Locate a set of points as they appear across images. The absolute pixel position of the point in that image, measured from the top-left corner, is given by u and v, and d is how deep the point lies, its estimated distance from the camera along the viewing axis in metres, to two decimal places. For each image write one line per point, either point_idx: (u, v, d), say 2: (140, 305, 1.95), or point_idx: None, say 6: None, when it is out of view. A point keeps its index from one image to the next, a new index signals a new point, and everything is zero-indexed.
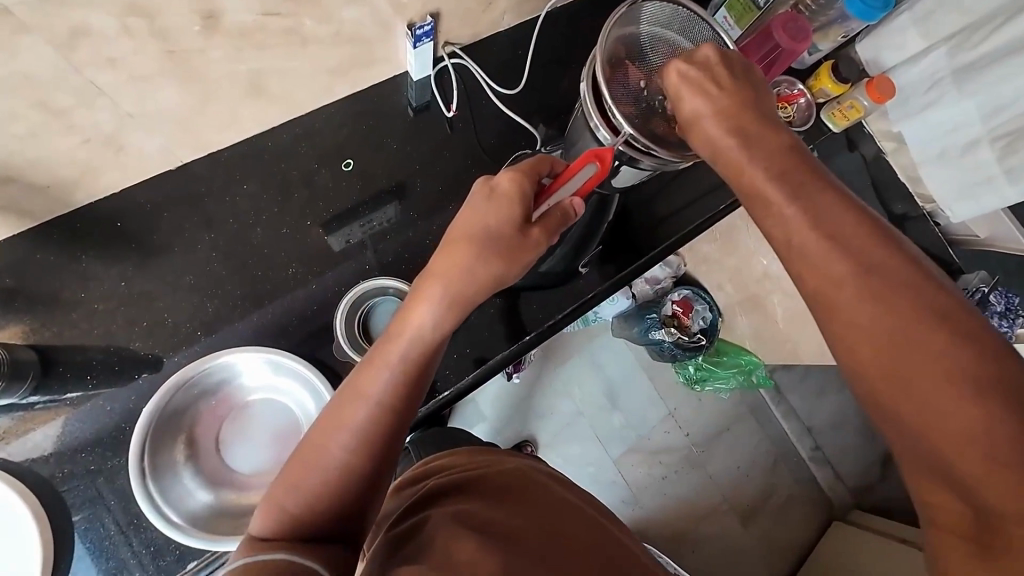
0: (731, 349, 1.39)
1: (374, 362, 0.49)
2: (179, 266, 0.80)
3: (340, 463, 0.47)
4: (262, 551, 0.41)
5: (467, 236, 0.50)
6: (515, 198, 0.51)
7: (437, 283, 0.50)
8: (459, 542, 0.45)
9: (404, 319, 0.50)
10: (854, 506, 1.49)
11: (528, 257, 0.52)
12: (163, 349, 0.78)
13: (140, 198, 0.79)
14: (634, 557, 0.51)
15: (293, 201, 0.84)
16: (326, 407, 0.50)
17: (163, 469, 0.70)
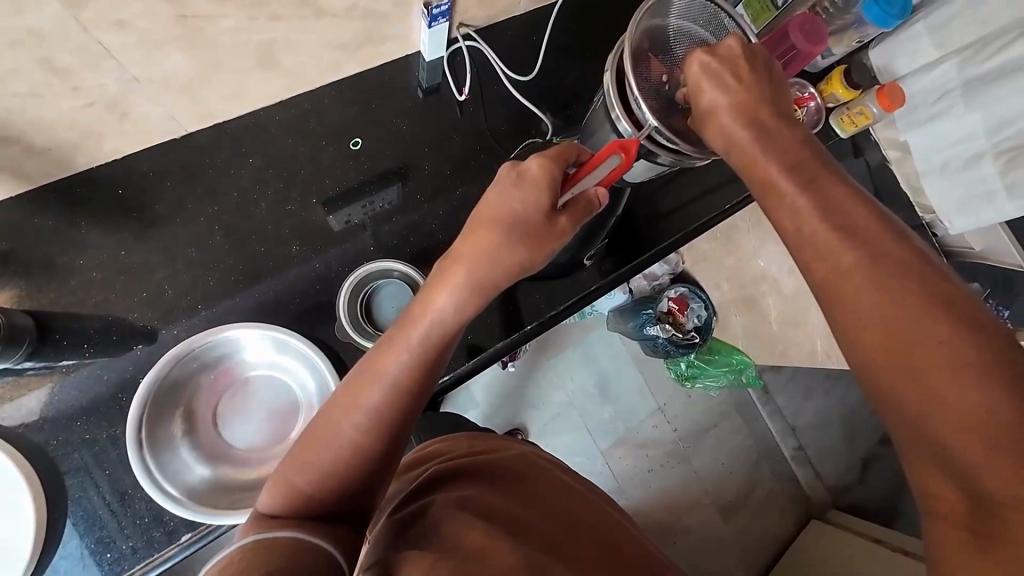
0: (724, 349, 1.39)
1: (391, 346, 0.49)
2: (179, 238, 0.78)
3: (353, 444, 0.47)
4: (273, 527, 0.42)
5: (490, 223, 0.50)
6: (542, 183, 0.50)
7: (459, 270, 0.49)
8: (467, 529, 0.46)
9: (424, 304, 0.49)
10: (832, 506, 1.53)
11: (551, 245, 0.52)
12: (161, 321, 0.77)
13: (141, 166, 0.77)
14: (634, 546, 0.53)
15: (298, 178, 0.82)
16: (340, 387, 0.50)
17: (162, 443, 0.70)
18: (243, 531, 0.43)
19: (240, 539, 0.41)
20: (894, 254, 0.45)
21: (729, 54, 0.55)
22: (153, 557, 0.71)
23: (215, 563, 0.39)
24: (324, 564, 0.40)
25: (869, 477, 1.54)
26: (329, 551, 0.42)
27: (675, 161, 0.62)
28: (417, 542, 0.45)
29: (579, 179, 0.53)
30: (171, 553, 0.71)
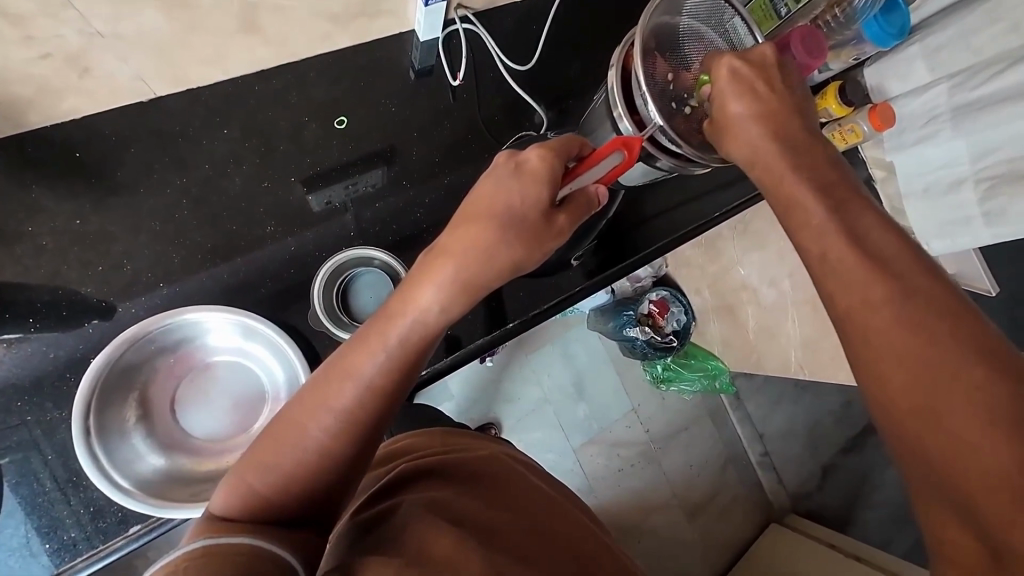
0: (701, 353, 1.43)
1: (368, 342, 0.46)
2: (143, 209, 0.73)
3: (320, 445, 0.44)
4: (224, 532, 0.39)
5: (480, 219, 0.47)
6: (542, 176, 0.48)
7: (446, 266, 0.47)
8: (435, 535, 0.44)
9: (406, 300, 0.47)
10: (791, 510, 1.57)
11: (545, 244, 0.50)
12: (119, 297, 0.72)
13: (104, 128, 0.71)
14: (607, 555, 0.51)
15: (277, 154, 0.78)
16: (309, 382, 0.46)
17: (113, 429, 0.66)
18: (191, 533, 0.40)
19: (187, 543, 0.39)
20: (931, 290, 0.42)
21: (760, 64, 0.54)
22: (99, 549, 0.67)
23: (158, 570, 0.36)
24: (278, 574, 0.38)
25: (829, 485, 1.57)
26: (286, 558, 0.39)
27: (675, 167, 0.61)
28: (381, 546, 0.43)
29: (576, 175, 0.51)
30: (118, 545, 0.67)
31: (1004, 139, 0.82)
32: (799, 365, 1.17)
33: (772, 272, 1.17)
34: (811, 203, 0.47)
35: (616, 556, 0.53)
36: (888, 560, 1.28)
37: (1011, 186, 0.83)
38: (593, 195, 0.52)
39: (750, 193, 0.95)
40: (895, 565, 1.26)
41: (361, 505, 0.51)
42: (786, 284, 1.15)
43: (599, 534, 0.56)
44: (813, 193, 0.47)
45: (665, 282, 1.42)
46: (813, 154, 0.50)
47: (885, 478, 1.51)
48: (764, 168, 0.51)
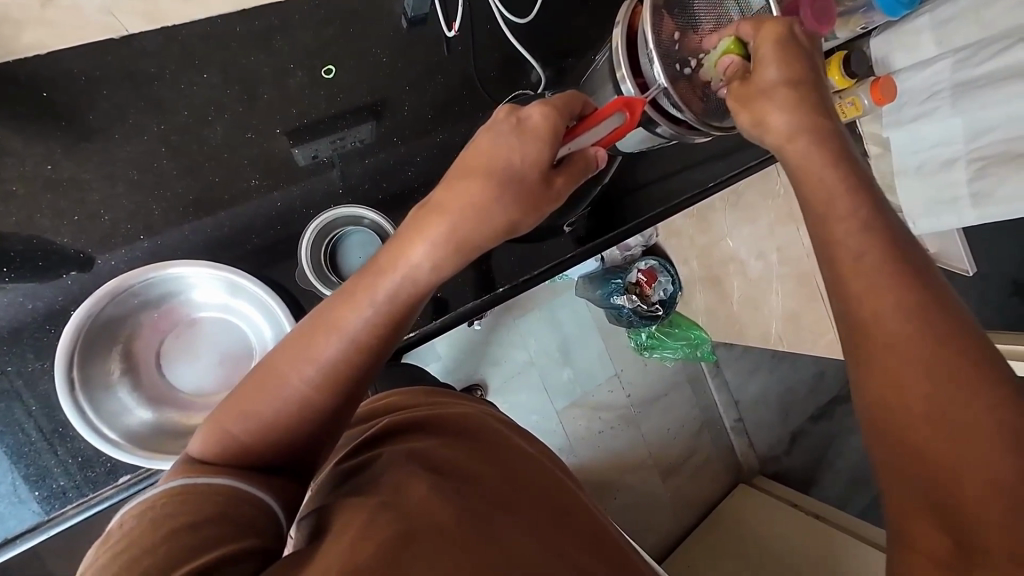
0: (685, 323, 1.46)
1: (356, 298, 0.45)
2: (119, 156, 0.70)
3: (302, 397, 0.44)
4: (203, 473, 0.40)
5: (474, 175, 0.46)
6: (545, 134, 0.47)
7: (438, 221, 0.46)
8: (411, 482, 0.44)
9: (397, 255, 0.46)
10: (759, 472, 1.65)
11: (542, 206, 0.49)
12: (97, 248, 0.70)
13: (72, 66, 0.67)
14: (586, 508, 0.52)
15: (261, 103, 0.74)
16: (292, 335, 0.46)
17: (96, 381, 0.65)
18: (169, 474, 0.41)
19: (164, 482, 0.39)
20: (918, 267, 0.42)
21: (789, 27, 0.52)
22: (89, 497, 0.68)
23: (134, 505, 0.38)
24: (255, 517, 0.39)
25: (796, 450, 1.64)
26: (265, 502, 0.41)
27: (675, 134, 0.60)
28: (356, 491, 0.44)
29: (578, 134, 0.50)
30: (108, 494, 0.68)
31: (1001, 119, 0.82)
32: (779, 338, 1.22)
33: (759, 245, 1.19)
34: (819, 173, 0.45)
35: (592, 510, 0.53)
36: (847, 519, 1.37)
37: (1003, 167, 0.83)
38: (594, 156, 0.51)
39: (745, 164, 0.94)
40: (856, 525, 1.34)
41: (340, 458, 0.51)
42: (774, 257, 1.18)
43: (579, 491, 0.57)
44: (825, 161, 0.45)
45: (656, 251, 1.42)
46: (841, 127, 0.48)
47: (848, 444, 1.60)
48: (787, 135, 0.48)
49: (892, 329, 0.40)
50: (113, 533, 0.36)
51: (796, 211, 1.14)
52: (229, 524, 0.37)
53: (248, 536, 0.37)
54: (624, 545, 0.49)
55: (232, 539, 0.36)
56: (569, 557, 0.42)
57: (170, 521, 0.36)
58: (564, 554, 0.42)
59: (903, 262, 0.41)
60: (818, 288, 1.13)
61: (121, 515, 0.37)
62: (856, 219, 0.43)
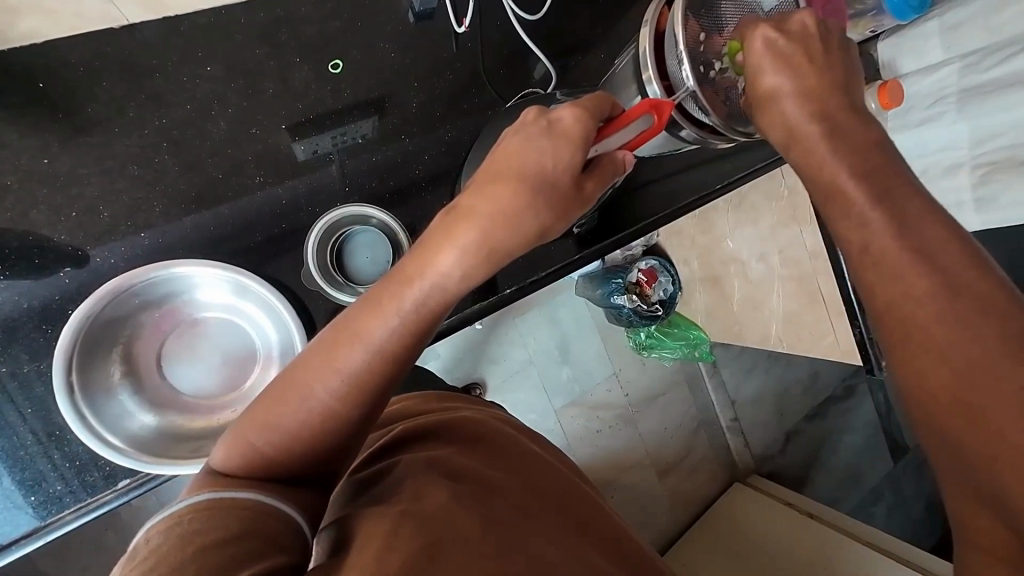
0: (683, 323, 1.46)
1: (381, 306, 0.44)
2: (117, 150, 0.67)
3: (326, 408, 0.43)
4: (228, 486, 0.39)
5: (503, 178, 0.45)
6: (576, 137, 0.46)
7: (468, 228, 0.44)
8: (431, 489, 0.43)
9: (423, 262, 0.44)
10: (754, 471, 1.66)
11: (571, 211, 0.48)
12: (93, 245, 0.67)
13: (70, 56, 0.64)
14: (605, 514, 0.52)
15: (265, 97, 0.72)
16: (316, 343, 0.45)
17: (96, 385, 0.63)
18: (191, 487, 0.40)
19: (188, 496, 0.38)
20: (982, 272, 0.40)
21: (812, 26, 0.51)
22: (87, 501, 0.66)
23: (158, 520, 0.36)
24: (282, 531, 0.38)
25: (789, 449, 1.66)
26: (290, 515, 0.40)
27: (698, 138, 0.60)
28: (377, 501, 0.43)
29: (606, 136, 0.49)
30: (107, 498, 0.66)
31: (1007, 126, 0.82)
32: (779, 338, 1.22)
33: (761, 246, 1.20)
34: (851, 187, 0.45)
35: (609, 513, 0.53)
36: (840, 518, 1.38)
37: (1005, 174, 0.83)
38: (622, 158, 0.50)
39: (753, 166, 0.94)
40: (850, 525, 1.35)
41: (357, 467, 0.50)
42: (775, 259, 1.19)
43: (594, 494, 0.56)
44: (856, 174, 0.45)
45: (657, 251, 1.42)
46: (865, 134, 0.48)
47: (842, 444, 1.61)
48: (806, 142, 0.49)
49: (950, 350, 0.39)
50: (139, 551, 0.35)
51: (799, 212, 1.15)
52: (257, 540, 0.36)
53: (277, 552, 0.36)
54: (644, 552, 0.49)
55: (262, 556, 0.35)
56: (593, 563, 0.42)
57: (197, 537, 0.35)
58: (590, 559, 0.42)
59: (939, 278, 0.40)
60: (818, 290, 1.13)
61: (144, 532, 0.36)
62: (880, 230, 0.43)
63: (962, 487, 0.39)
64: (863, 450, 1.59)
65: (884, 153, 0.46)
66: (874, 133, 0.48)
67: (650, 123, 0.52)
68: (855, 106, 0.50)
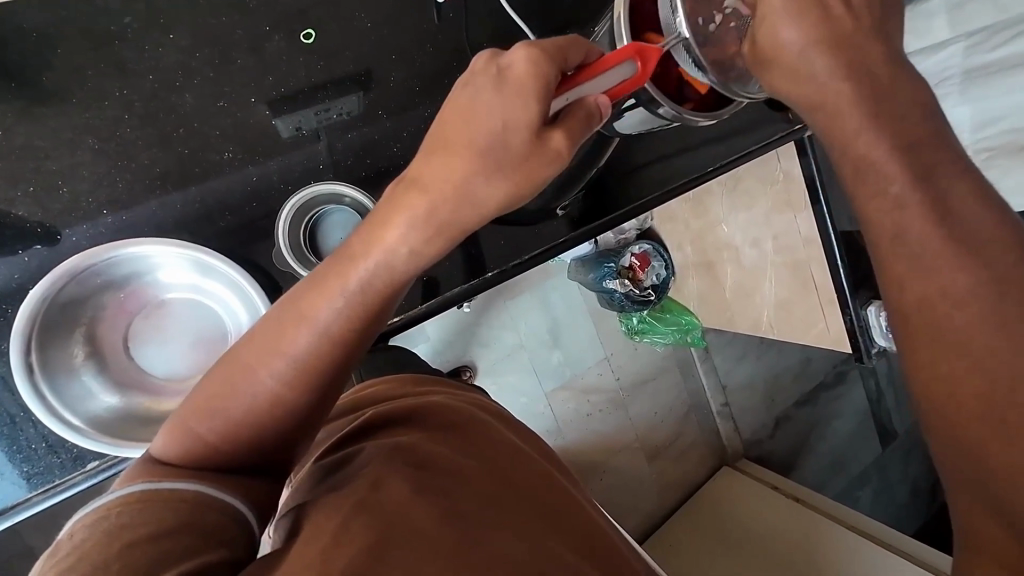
0: (676, 308, 1.43)
1: (325, 287, 0.43)
2: (77, 121, 0.64)
3: (271, 394, 0.42)
4: (165, 477, 0.38)
5: (450, 147, 0.43)
6: (531, 82, 0.42)
7: (420, 200, 0.43)
8: (392, 479, 0.42)
9: (370, 238, 0.43)
10: (742, 455, 1.65)
11: (538, 169, 0.44)
12: (56, 221, 0.65)
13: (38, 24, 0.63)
14: (578, 506, 0.50)
15: (235, 68, 0.68)
16: (259, 325, 0.44)
17: (59, 366, 0.62)
18: (126, 477, 0.39)
19: (120, 487, 0.37)
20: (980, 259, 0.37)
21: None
22: (55, 483, 0.65)
23: (88, 515, 0.35)
24: (224, 523, 0.37)
25: (778, 434, 1.66)
26: (235, 507, 0.39)
27: (676, 116, 0.57)
28: (335, 491, 0.42)
29: (576, 83, 0.46)
30: (76, 480, 0.65)
31: (1007, 110, 0.79)
32: (769, 325, 1.24)
33: (756, 232, 1.20)
34: None
35: (579, 501, 0.52)
36: (820, 500, 1.40)
37: (1006, 159, 0.80)
38: (595, 103, 0.46)
39: (747, 148, 0.92)
40: (835, 508, 1.37)
41: (324, 452, 0.50)
42: (769, 245, 1.20)
43: (569, 485, 0.55)
44: None
45: (650, 236, 1.40)
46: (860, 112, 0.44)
47: (831, 429, 1.66)
48: None
49: None
50: (62, 546, 0.34)
51: (794, 200, 1.15)
52: (197, 534, 0.35)
53: (217, 547, 0.35)
54: (610, 539, 0.49)
55: (199, 551, 0.34)
56: (556, 556, 0.41)
57: (127, 532, 0.34)
58: (554, 551, 0.42)
59: None
60: (811, 278, 1.16)
61: (74, 525, 0.35)
62: None
63: None
64: (851, 432, 1.66)
65: (877, 136, 0.44)
66: (872, 113, 0.45)
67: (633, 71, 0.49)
68: (858, 82, 0.46)
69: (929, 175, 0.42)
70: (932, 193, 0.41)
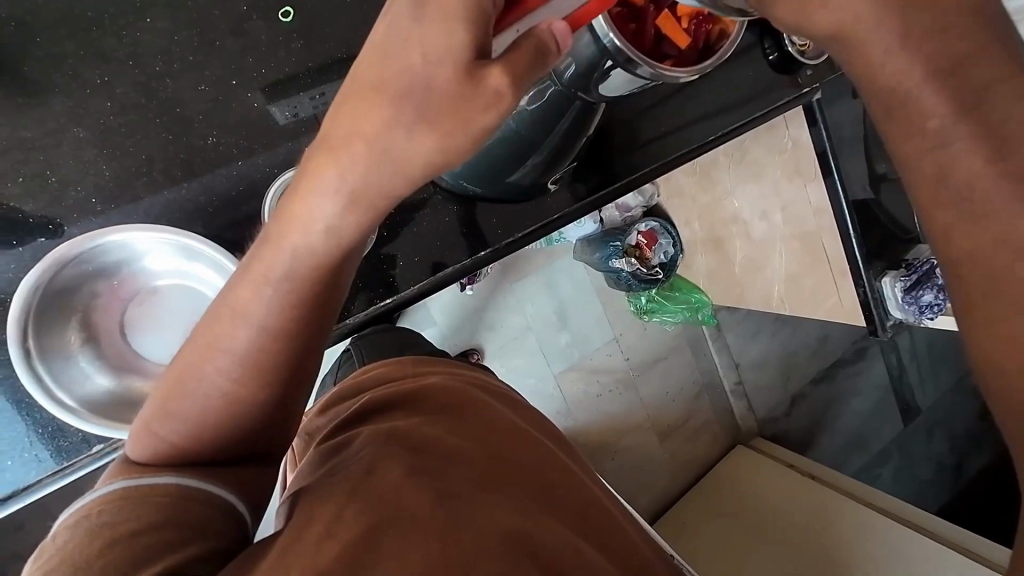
0: (685, 286, 1.35)
1: (254, 276, 0.42)
2: (62, 111, 0.65)
3: (225, 389, 0.43)
4: (145, 473, 0.41)
5: (364, 94, 0.38)
6: (456, 12, 0.37)
7: (330, 168, 0.39)
8: (386, 462, 0.42)
9: (292, 212, 0.40)
10: (757, 434, 1.63)
11: (472, 116, 0.38)
12: (46, 211, 0.65)
13: (19, 15, 0.63)
14: (582, 485, 0.50)
15: (214, 51, 0.68)
16: (203, 321, 0.45)
17: (54, 351, 0.63)
18: (109, 475, 0.42)
19: (102, 486, 0.40)
20: None
21: None
22: (64, 465, 0.67)
23: (73, 512, 0.38)
24: (207, 515, 0.39)
25: (794, 412, 1.62)
26: (219, 498, 0.41)
27: (655, 74, 0.57)
28: (330, 475, 0.43)
29: (528, 10, 0.40)
30: (83, 462, 0.67)
31: None
32: (781, 300, 1.19)
33: (765, 204, 1.16)
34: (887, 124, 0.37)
35: (583, 481, 0.51)
36: (838, 477, 1.39)
37: None
38: (548, 31, 0.38)
39: (750, 116, 0.88)
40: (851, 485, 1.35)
41: (324, 437, 0.50)
42: (778, 217, 1.16)
43: (575, 465, 0.55)
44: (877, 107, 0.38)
45: (656, 212, 1.31)
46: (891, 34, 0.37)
47: (849, 407, 1.62)
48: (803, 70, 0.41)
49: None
50: (48, 547, 0.36)
51: (804, 166, 1.11)
52: (176, 529, 0.37)
53: (198, 540, 0.37)
54: (613, 519, 0.48)
55: (177, 547, 0.36)
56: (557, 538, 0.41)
57: (105, 531, 0.36)
58: (554, 533, 0.41)
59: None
60: (823, 252, 1.13)
61: (62, 522, 0.38)
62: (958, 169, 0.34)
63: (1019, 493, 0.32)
64: (869, 411, 1.61)
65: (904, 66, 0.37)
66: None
67: None
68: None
69: (998, 86, 0.34)
70: (994, 122, 0.33)
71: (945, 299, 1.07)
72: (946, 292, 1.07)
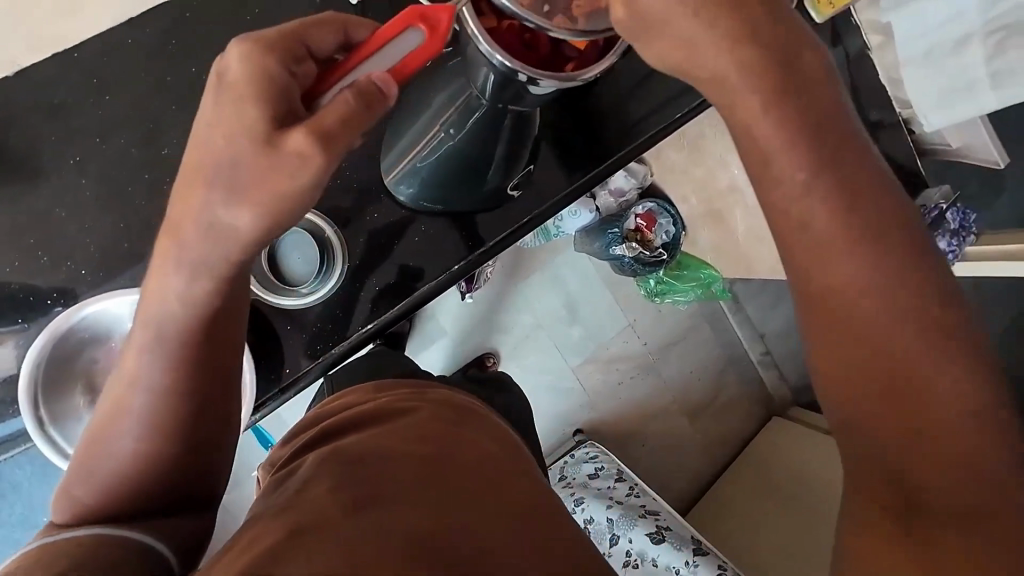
0: (693, 263, 1.33)
1: (134, 348, 0.51)
2: (43, 192, 0.70)
3: (135, 445, 0.51)
4: (66, 530, 0.47)
5: (188, 182, 0.47)
6: (255, 88, 0.45)
7: (167, 255, 0.49)
8: (319, 478, 0.44)
9: (154, 291, 0.50)
10: (792, 403, 1.58)
11: (291, 174, 0.45)
12: (42, 287, 0.71)
13: None
14: (528, 488, 0.49)
15: (171, 114, 0.71)
16: (107, 393, 0.53)
17: (65, 416, 0.69)
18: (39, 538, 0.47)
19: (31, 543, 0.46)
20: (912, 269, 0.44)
21: None
22: None
23: None
24: (120, 556, 0.44)
25: None
26: (132, 542, 0.46)
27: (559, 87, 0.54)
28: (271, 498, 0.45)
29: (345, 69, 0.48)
30: None
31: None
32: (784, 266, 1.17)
33: None
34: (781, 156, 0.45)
35: (534, 485, 0.50)
36: None
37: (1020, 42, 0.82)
38: (372, 82, 0.45)
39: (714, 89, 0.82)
40: None
41: (282, 463, 0.54)
42: None
43: (531, 471, 0.54)
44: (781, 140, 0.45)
45: (653, 191, 1.28)
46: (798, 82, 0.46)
47: None
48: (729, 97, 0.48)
49: (886, 356, 0.43)
50: None
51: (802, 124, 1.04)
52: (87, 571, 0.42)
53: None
54: (559, 520, 0.47)
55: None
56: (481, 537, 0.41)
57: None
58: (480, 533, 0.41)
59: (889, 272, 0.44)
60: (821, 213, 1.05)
61: None
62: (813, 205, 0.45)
63: (872, 460, 0.43)
64: None
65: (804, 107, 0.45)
66: (780, 83, 0.46)
67: (420, 38, 0.48)
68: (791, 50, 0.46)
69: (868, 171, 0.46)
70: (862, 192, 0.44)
71: (960, 243, 1.03)
72: (960, 235, 1.03)
